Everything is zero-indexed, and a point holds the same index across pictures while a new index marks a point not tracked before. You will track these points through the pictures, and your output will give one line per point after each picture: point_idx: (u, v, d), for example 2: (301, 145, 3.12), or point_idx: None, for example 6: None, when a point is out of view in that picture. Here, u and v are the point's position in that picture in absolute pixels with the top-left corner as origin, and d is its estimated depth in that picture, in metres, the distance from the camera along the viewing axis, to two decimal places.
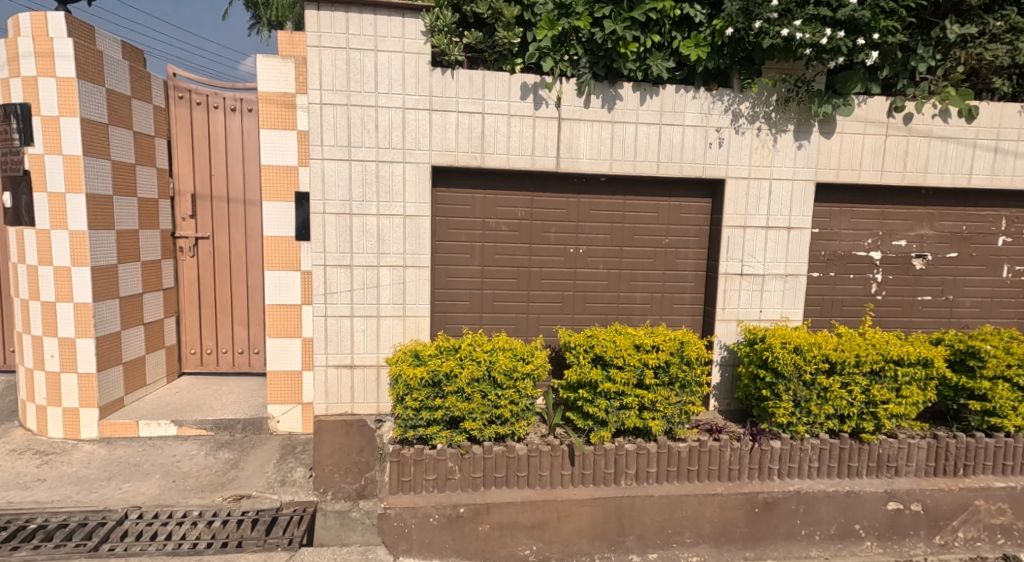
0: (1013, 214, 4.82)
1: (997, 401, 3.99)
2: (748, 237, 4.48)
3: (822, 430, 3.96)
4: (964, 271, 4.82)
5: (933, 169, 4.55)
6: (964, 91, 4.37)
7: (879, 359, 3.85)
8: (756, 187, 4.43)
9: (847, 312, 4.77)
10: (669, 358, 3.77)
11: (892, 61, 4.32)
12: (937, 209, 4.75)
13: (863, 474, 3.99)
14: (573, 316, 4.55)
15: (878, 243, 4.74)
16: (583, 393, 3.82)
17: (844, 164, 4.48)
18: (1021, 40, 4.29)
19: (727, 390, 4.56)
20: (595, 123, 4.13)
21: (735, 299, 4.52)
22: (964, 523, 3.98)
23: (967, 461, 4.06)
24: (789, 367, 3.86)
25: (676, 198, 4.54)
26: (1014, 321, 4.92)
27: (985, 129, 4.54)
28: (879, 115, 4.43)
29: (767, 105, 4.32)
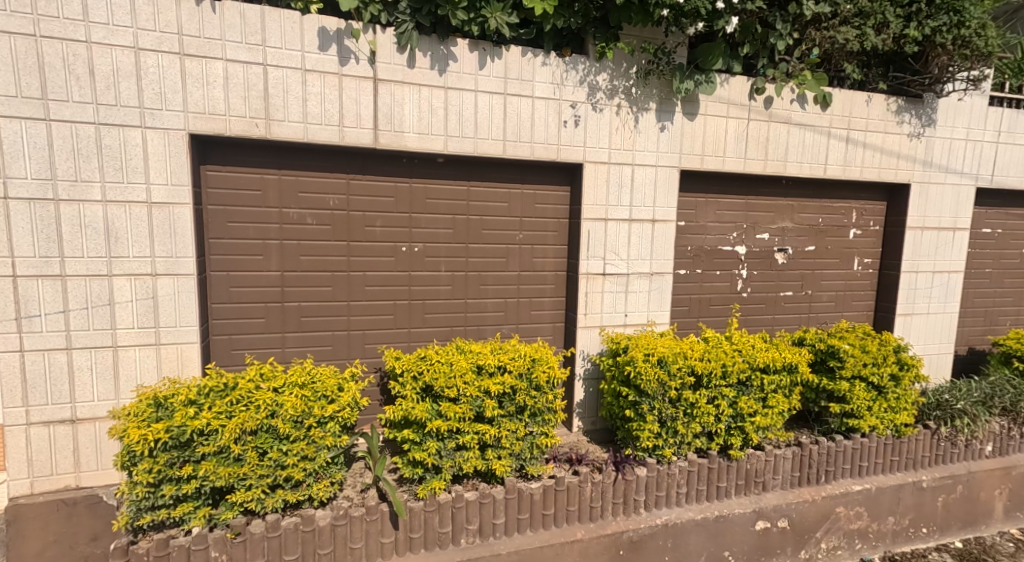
0: (863, 207, 4.78)
1: (856, 402, 3.74)
2: (611, 232, 3.90)
3: (691, 450, 3.45)
4: (820, 264, 4.70)
5: (792, 158, 4.30)
6: (819, 76, 4.13)
7: (746, 368, 3.44)
8: (618, 174, 3.85)
9: (715, 311, 4.43)
10: (516, 384, 3.05)
11: (752, 36, 3.96)
12: (796, 201, 4.55)
13: (731, 494, 3.45)
14: (409, 332, 3.69)
15: (743, 236, 4.43)
16: (409, 433, 2.96)
17: (708, 151, 4.06)
18: (868, 25, 4.13)
19: (592, 407, 4.02)
20: (423, 88, 3.34)
21: (598, 303, 3.93)
22: (825, 533, 3.55)
23: (829, 467, 3.64)
24: (653, 385, 3.33)
25: (529, 184, 3.83)
26: (863, 314, 4.95)
27: (839, 118, 4.39)
28: (741, 97, 4.08)
29: (626, 78, 3.78)
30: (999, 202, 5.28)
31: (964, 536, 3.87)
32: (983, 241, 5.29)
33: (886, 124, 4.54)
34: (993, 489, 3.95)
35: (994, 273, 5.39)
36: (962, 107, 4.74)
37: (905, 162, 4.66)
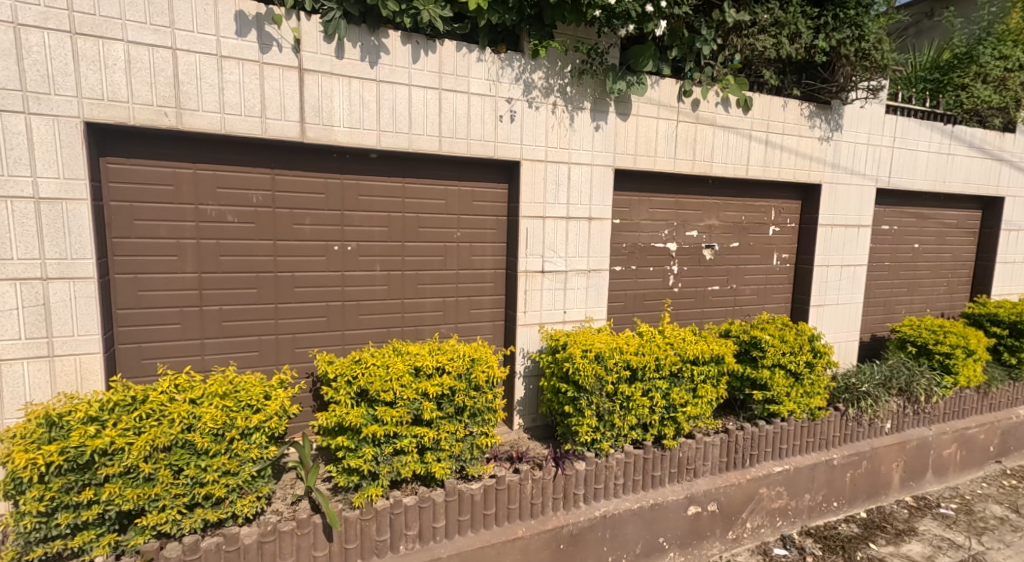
0: (782, 206, 5.08)
1: (776, 388, 3.97)
2: (549, 230, 3.92)
3: (627, 442, 3.52)
4: (744, 260, 4.96)
5: (718, 159, 4.50)
6: (741, 80, 4.34)
7: (678, 360, 3.56)
8: (554, 172, 3.88)
9: (649, 306, 4.57)
10: (455, 385, 3.00)
11: (679, 40, 4.09)
12: (722, 200, 4.76)
13: (665, 482, 3.54)
14: (343, 334, 3.55)
15: (674, 234, 4.58)
16: (343, 440, 2.85)
17: (640, 151, 4.17)
18: (783, 34, 4.38)
19: (532, 404, 4.03)
20: (353, 80, 3.21)
21: (537, 300, 3.94)
22: (750, 514, 3.73)
23: (753, 451, 3.82)
24: (591, 380, 3.38)
25: (466, 181, 3.77)
26: (782, 306, 5.27)
27: (759, 121, 4.64)
28: (670, 99, 4.23)
29: (561, 76, 3.80)
30: (896, 202, 5.78)
31: (868, 507, 4.20)
32: (883, 237, 5.76)
33: (800, 128, 4.84)
34: (893, 462, 4.28)
35: (893, 266, 5.89)
36: (865, 114, 5.15)
37: (817, 164, 4.99)
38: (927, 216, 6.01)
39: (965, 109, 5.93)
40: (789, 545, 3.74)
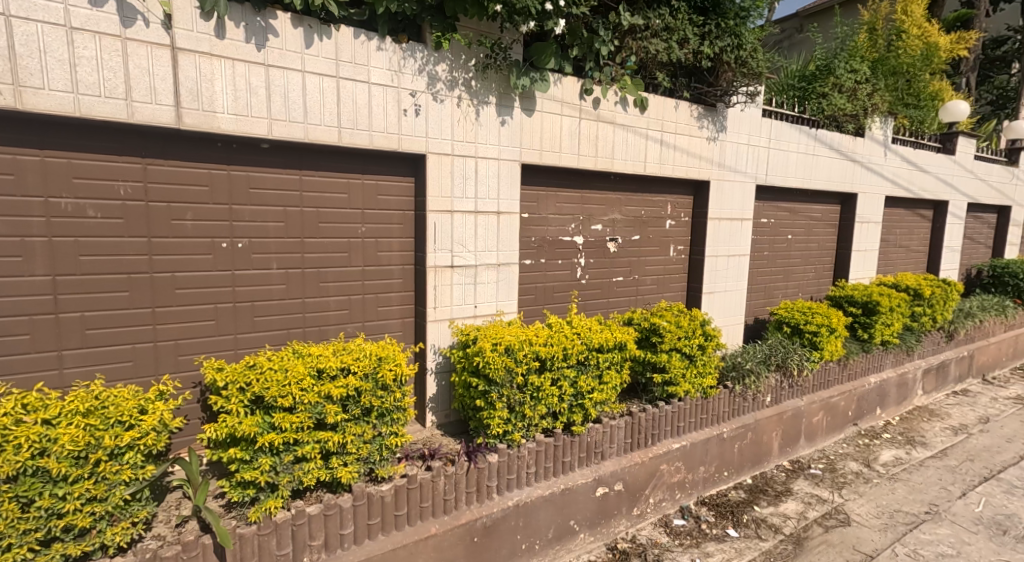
0: (677, 201, 5.41)
1: (674, 371, 4.23)
2: (457, 224, 3.88)
3: (538, 431, 3.58)
4: (644, 252, 5.22)
5: (619, 155, 4.71)
6: (637, 81, 4.55)
7: (584, 349, 3.68)
8: (461, 166, 3.85)
9: (558, 298, 4.68)
10: (361, 385, 2.89)
11: (579, 40, 4.21)
12: (624, 195, 4.98)
13: (576, 467, 3.62)
14: (235, 338, 3.29)
15: (580, 227, 4.72)
16: (237, 451, 2.65)
17: (546, 146, 4.26)
18: (673, 39, 4.64)
19: (445, 400, 3.99)
20: (237, 64, 2.98)
21: (448, 296, 3.90)
22: (653, 489, 3.93)
23: (655, 431, 4.02)
24: (501, 372, 3.41)
25: (370, 174, 3.63)
26: (679, 295, 5.63)
27: (654, 121, 4.91)
28: (573, 97, 4.36)
29: (465, 70, 3.77)
30: (773, 197, 6.37)
31: (753, 473, 4.60)
32: (763, 230, 6.33)
33: (691, 128, 5.19)
34: (774, 431, 4.71)
35: (771, 256, 6.50)
36: (745, 116, 5.62)
37: (706, 162, 5.38)
38: (798, 211, 6.69)
39: (825, 115, 6.69)
40: (687, 515, 4.02)
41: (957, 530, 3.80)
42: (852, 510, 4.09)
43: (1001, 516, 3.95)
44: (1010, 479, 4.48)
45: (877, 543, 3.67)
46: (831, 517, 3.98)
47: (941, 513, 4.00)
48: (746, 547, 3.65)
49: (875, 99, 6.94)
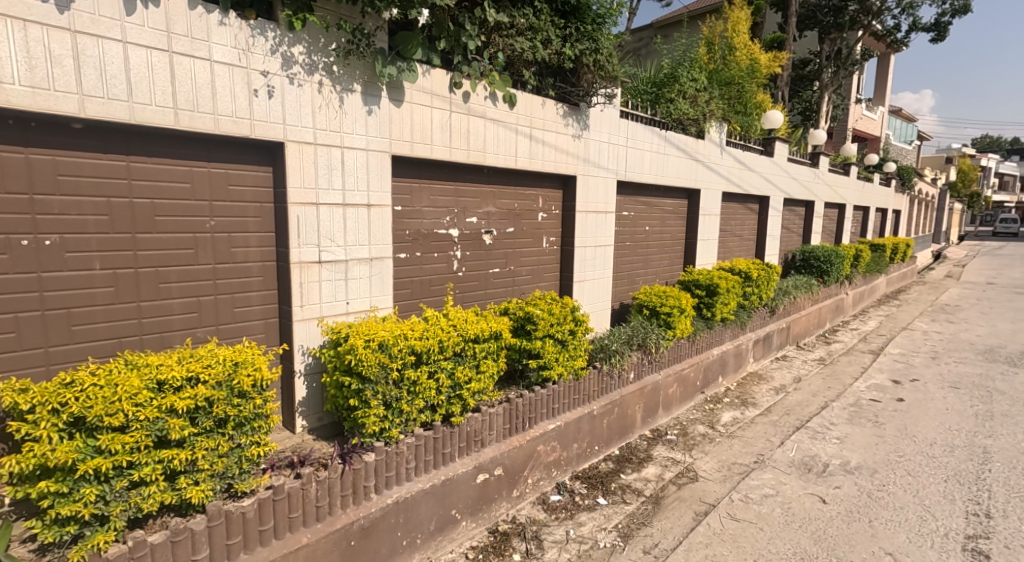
0: (547, 195, 5.63)
1: (548, 356, 4.42)
2: (324, 217, 3.67)
3: (416, 426, 3.54)
4: (518, 244, 5.38)
5: (490, 149, 4.78)
6: (504, 78, 4.64)
7: (460, 341, 3.70)
8: (325, 155, 3.65)
9: (435, 291, 4.65)
10: (213, 394, 2.63)
11: (446, 32, 4.16)
12: (497, 188, 5.07)
13: (456, 458, 3.62)
14: (46, 352, 2.82)
15: (455, 220, 4.73)
16: (51, 484, 2.27)
17: (416, 138, 4.19)
18: (538, 39, 4.80)
19: (316, 403, 3.79)
20: (32, 27, 2.54)
21: (316, 293, 3.69)
22: (531, 470, 4.06)
23: (532, 414, 4.16)
24: (375, 369, 3.30)
25: (218, 162, 3.30)
26: (552, 285, 5.88)
27: (522, 117, 5.07)
28: (442, 90, 4.34)
29: (324, 54, 3.56)
30: (632, 192, 6.89)
31: (619, 444, 4.97)
32: (624, 222, 6.83)
33: (557, 125, 5.43)
34: (636, 404, 5.12)
35: (632, 246, 7.04)
36: (605, 116, 6.01)
37: (572, 157, 5.67)
38: (653, 204, 7.31)
39: (673, 119, 7.39)
40: (562, 491, 4.23)
41: (776, 473, 4.43)
42: (699, 467, 4.61)
43: (808, 457, 4.68)
44: (815, 426, 5.35)
45: (718, 493, 4.17)
46: (683, 475, 4.46)
47: (765, 461, 4.65)
48: (613, 512, 3.95)
49: (712, 106, 7.82)
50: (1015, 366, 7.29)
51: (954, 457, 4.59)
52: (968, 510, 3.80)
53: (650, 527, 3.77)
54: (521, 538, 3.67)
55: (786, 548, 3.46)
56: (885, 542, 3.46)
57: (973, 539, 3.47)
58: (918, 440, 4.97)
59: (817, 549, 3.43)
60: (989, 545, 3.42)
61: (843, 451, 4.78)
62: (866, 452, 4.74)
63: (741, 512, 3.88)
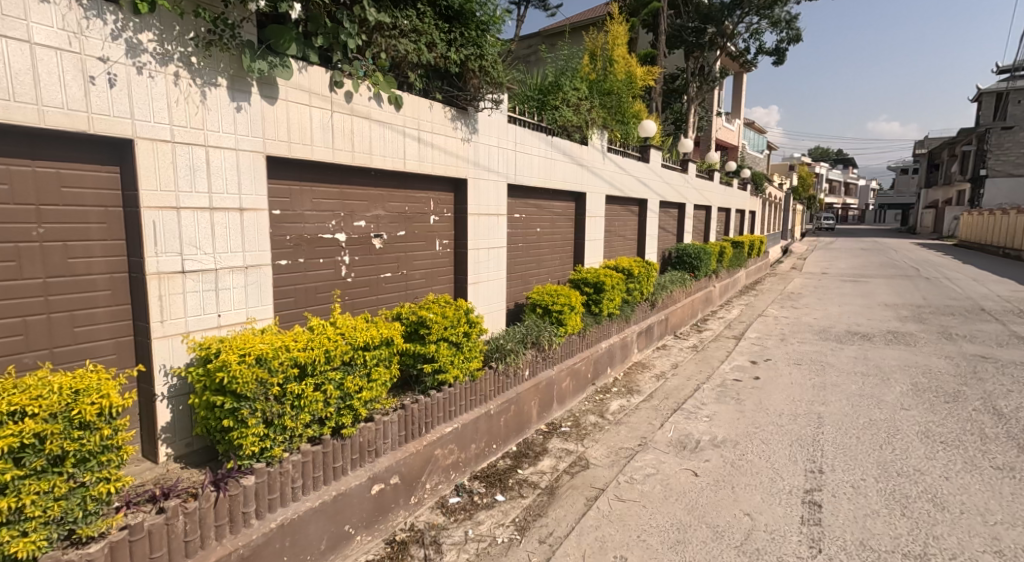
0: (438, 197, 5.60)
1: (442, 359, 4.40)
2: (187, 222, 3.35)
3: (302, 442, 3.34)
4: (410, 248, 5.30)
5: (376, 151, 4.67)
6: (389, 79, 4.56)
7: (349, 349, 3.55)
8: (186, 155, 3.33)
9: (321, 299, 4.44)
10: (44, 429, 2.31)
11: (322, 28, 3.98)
12: (386, 191, 4.95)
13: (347, 471, 3.48)
14: None
15: (341, 224, 4.55)
16: None
17: (294, 138, 3.98)
18: (422, 42, 4.75)
19: (184, 428, 3.45)
20: None
21: (180, 306, 3.36)
22: (428, 475, 4.00)
23: (427, 419, 4.11)
24: (252, 386, 3.07)
25: (46, 161, 2.90)
26: (447, 287, 5.86)
27: (409, 119, 5.00)
28: (322, 88, 4.17)
29: (181, 44, 3.26)
30: (522, 194, 7.07)
31: (516, 441, 5.07)
32: (516, 224, 6.99)
33: (445, 128, 5.43)
34: (532, 401, 5.25)
35: (525, 247, 7.22)
36: (493, 121, 6.11)
37: (462, 161, 5.69)
38: (543, 206, 7.55)
39: (558, 125, 7.74)
40: (460, 492, 4.23)
41: (657, 453, 4.78)
42: (590, 455, 4.85)
43: (683, 436, 5.10)
44: (689, 407, 5.85)
45: (606, 477, 4.42)
46: (576, 464, 4.67)
47: (647, 443, 5.00)
48: (510, 507, 4.03)
49: (593, 114, 8.27)
50: (843, 342, 8.50)
51: (797, 424, 5.25)
52: (806, 468, 4.35)
53: (545, 517, 3.90)
54: (420, 545, 3.61)
55: (665, 521, 3.73)
56: (745, 504, 3.87)
57: (810, 493, 3.98)
58: (771, 412, 5.62)
59: (689, 518, 3.74)
60: (822, 495, 3.93)
61: (712, 427, 5.27)
62: (730, 427, 5.26)
63: (627, 492, 4.14)
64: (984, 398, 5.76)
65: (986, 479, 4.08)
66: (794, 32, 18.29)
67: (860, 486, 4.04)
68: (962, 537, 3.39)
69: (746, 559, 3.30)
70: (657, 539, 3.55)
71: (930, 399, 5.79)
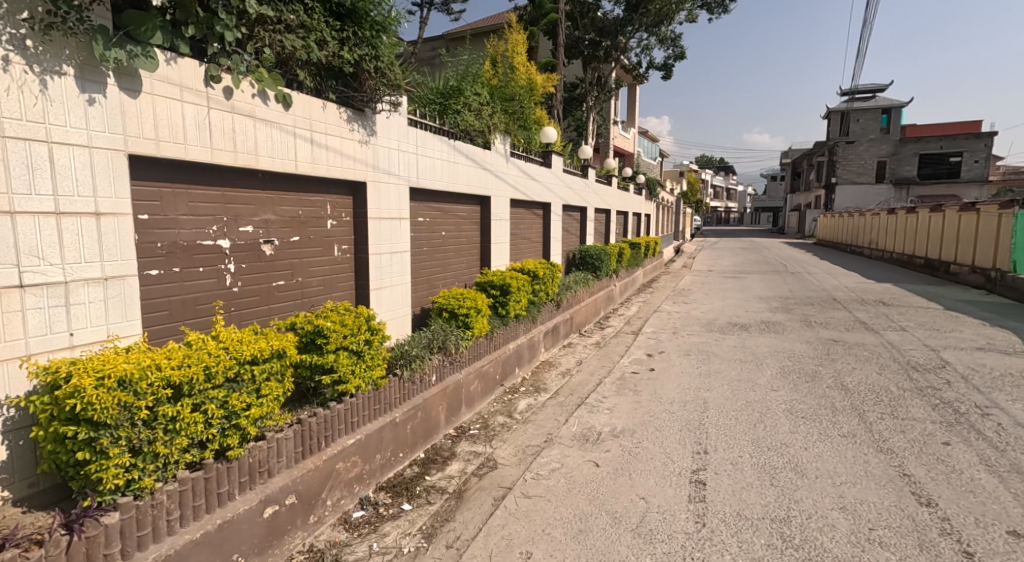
0: (335, 201, 5.36)
1: (341, 369, 4.22)
2: (25, 229, 2.97)
3: (178, 469, 3.05)
4: (305, 253, 5.03)
5: (263, 152, 4.38)
6: (275, 76, 4.32)
7: (233, 364, 3.28)
8: (22, 152, 2.95)
9: (202, 311, 4.09)
10: None
11: (194, 18, 3.67)
12: (275, 194, 4.66)
13: (234, 496, 3.22)
14: None
15: (224, 229, 4.22)
16: None
17: (163, 135, 3.63)
18: (312, 39, 4.54)
19: (27, 465, 3.02)
20: None
21: (18, 325, 2.95)
22: (329, 491, 3.81)
23: (327, 432, 3.91)
24: (114, 412, 2.74)
25: None
26: (347, 294, 5.62)
27: (300, 118, 4.75)
28: (195, 82, 3.83)
29: (12, 26, 2.87)
30: (426, 198, 6.98)
31: (424, 447, 4.97)
32: (420, 228, 6.88)
33: (340, 129, 5.21)
34: (439, 406, 5.18)
35: (430, 250, 7.13)
36: (392, 123, 5.98)
37: (360, 163, 5.50)
38: (447, 210, 7.50)
39: (461, 129, 7.76)
40: (365, 505, 4.06)
41: (561, 448, 4.92)
42: (498, 455, 4.88)
43: (586, 429, 5.29)
44: (592, 401, 6.08)
45: (513, 475, 4.47)
46: (484, 466, 4.68)
47: (552, 439, 5.13)
48: (417, 516, 3.95)
49: (495, 119, 8.39)
50: (725, 332, 9.28)
51: (686, 410, 5.64)
52: (693, 450, 4.70)
53: (453, 522, 3.87)
54: None
55: (568, 513, 3.84)
56: (640, 489, 4.09)
57: (696, 472, 4.30)
58: (664, 401, 5.99)
59: (590, 507, 3.89)
60: (706, 474, 4.26)
61: (612, 419, 5.52)
62: (628, 417, 5.54)
63: (533, 488, 4.22)
64: (836, 376, 6.56)
65: (836, 445, 4.64)
66: (679, 50, 19.72)
67: (738, 462, 4.42)
68: (816, 499, 3.83)
69: (640, 540, 3.48)
70: (560, 531, 3.64)
71: (794, 380, 6.49)
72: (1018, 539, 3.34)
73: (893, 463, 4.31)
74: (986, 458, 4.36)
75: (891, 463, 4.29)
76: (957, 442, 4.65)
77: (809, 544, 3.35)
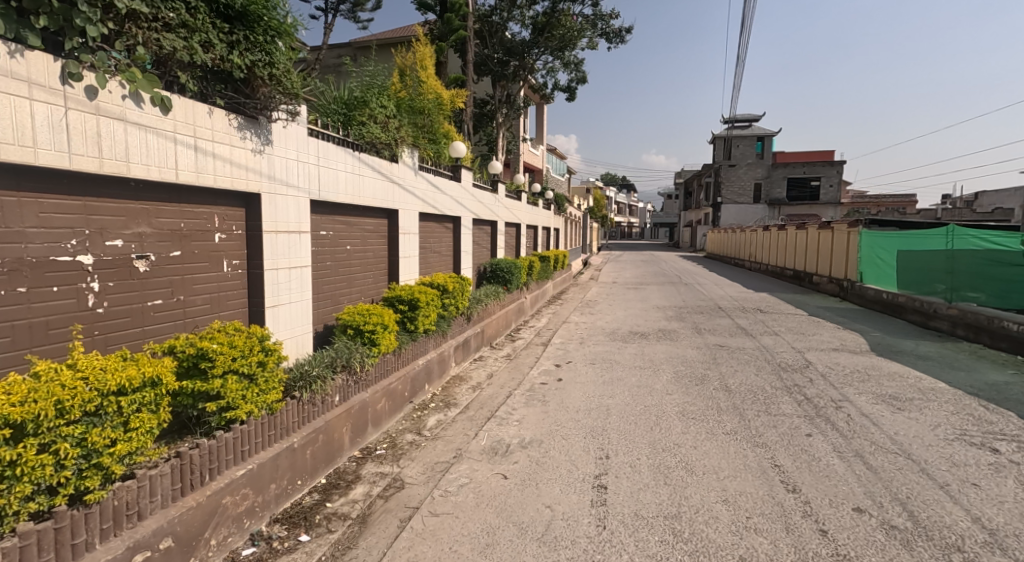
0: (224, 212, 4.97)
1: (229, 396, 3.87)
2: None
3: (18, 521, 2.65)
4: (190, 269, 4.61)
5: (135, 158, 3.97)
6: (150, 77, 3.94)
7: (94, 397, 2.90)
8: None
9: (56, 336, 3.61)
10: None
11: (47, 10, 3.28)
12: (151, 204, 4.24)
13: (93, 546, 2.83)
14: None
15: (85, 244, 3.77)
16: None
17: (4, 137, 3.20)
18: (195, 40, 4.21)
19: None
20: None
21: None
22: (214, 530, 3.46)
23: (211, 464, 3.58)
24: None
25: None
26: (238, 312, 5.21)
27: (182, 124, 4.37)
28: (48, 79, 3.42)
29: None
30: (329, 211, 6.69)
31: (325, 473, 4.69)
32: (323, 242, 6.57)
33: (229, 137, 4.86)
34: (343, 427, 4.92)
35: (333, 264, 6.81)
36: (290, 132, 5.68)
37: (252, 173, 5.15)
38: (353, 223, 7.24)
39: (366, 141, 7.50)
40: (257, 540, 3.74)
41: (470, 462, 4.87)
42: (406, 474, 4.73)
43: (494, 442, 5.28)
44: (501, 414, 6.08)
45: (421, 494, 4.35)
46: (390, 487, 4.51)
47: (461, 454, 5.06)
48: (316, 546, 3.72)
49: (402, 132, 8.22)
50: (626, 341, 9.73)
51: (590, 417, 5.82)
52: (596, 455, 4.84)
53: (355, 549, 3.68)
54: None
55: (475, 528, 3.80)
56: (547, 498, 4.14)
57: (598, 477, 4.43)
58: (570, 409, 6.13)
59: (498, 520, 3.87)
60: (607, 478, 4.40)
61: (520, 430, 5.56)
62: (536, 428, 5.61)
63: (440, 506, 4.13)
64: (721, 378, 7.10)
65: (721, 442, 5.00)
66: (580, 75, 20.71)
67: (636, 464, 4.62)
68: (703, 493, 4.09)
69: (546, 548, 3.52)
70: (467, 547, 3.59)
71: (686, 384, 6.91)
72: (861, 514, 3.77)
73: (766, 456, 4.71)
74: (839, 445, 4.91)
75: (765, 456, 4.70)
76: (817, 432, 5.19)
77: (696, 537, 3.55)
